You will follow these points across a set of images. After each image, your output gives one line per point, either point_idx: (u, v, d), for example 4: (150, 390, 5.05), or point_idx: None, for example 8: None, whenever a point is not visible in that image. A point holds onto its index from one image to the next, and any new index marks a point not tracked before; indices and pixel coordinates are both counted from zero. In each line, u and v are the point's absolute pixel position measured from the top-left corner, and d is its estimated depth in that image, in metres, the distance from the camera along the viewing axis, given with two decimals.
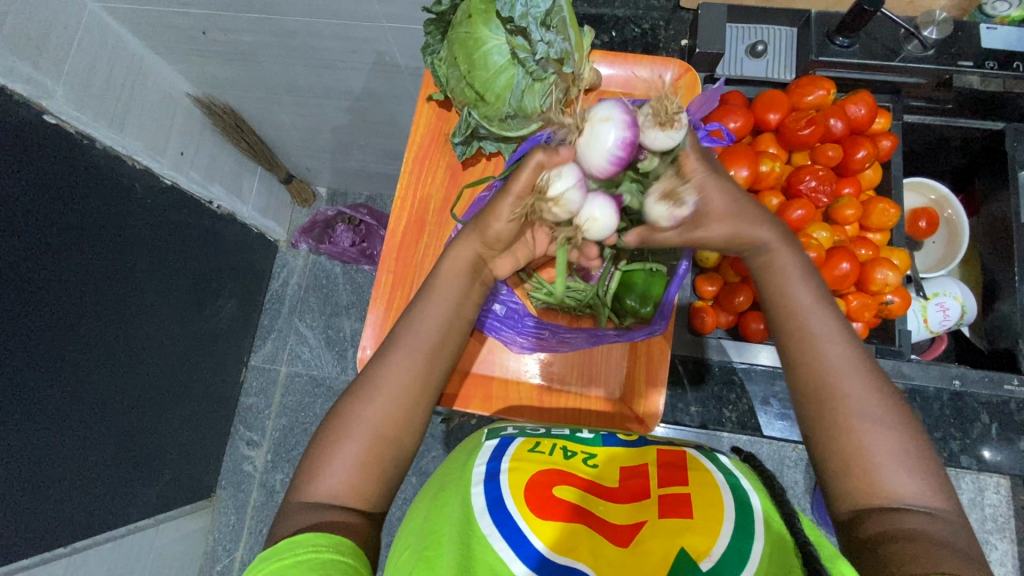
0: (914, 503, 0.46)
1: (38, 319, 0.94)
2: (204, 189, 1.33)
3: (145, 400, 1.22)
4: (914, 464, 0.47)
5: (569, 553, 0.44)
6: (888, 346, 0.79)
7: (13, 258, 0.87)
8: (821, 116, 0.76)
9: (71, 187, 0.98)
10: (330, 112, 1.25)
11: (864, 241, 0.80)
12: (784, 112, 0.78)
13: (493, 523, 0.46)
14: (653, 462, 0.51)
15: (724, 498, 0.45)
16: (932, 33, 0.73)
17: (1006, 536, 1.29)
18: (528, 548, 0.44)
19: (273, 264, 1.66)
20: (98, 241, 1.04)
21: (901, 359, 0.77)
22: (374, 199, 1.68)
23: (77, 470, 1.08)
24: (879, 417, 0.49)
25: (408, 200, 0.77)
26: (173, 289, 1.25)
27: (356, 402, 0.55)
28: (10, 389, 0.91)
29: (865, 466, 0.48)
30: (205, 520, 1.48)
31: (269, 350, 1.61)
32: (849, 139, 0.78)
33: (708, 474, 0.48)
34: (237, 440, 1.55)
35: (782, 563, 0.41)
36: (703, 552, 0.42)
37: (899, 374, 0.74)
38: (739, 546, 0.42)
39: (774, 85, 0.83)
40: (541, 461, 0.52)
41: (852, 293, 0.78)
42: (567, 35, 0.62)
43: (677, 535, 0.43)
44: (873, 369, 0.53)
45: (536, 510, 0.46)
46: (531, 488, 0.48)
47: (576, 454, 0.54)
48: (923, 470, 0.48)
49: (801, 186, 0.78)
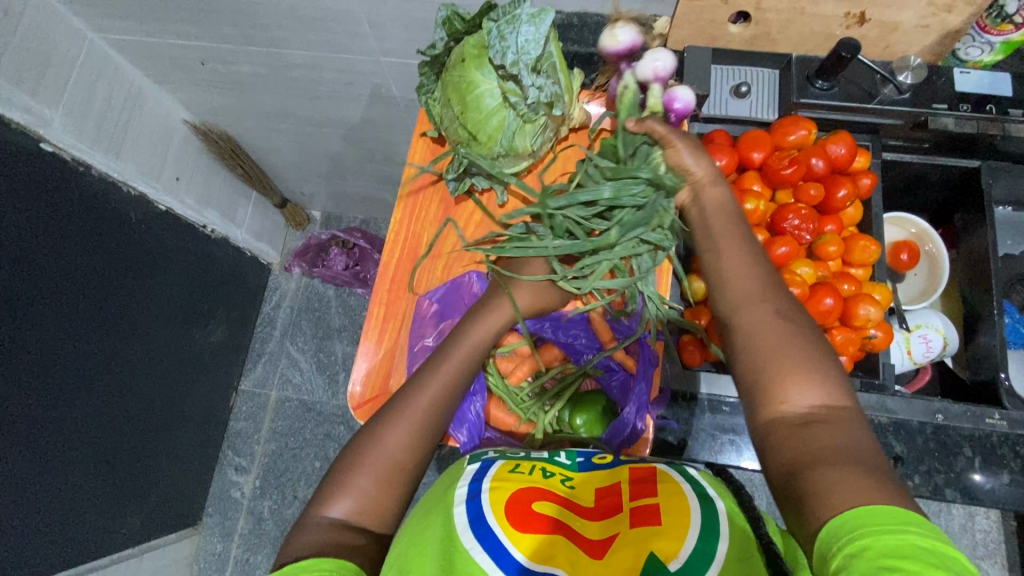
0: (814, 409, 0.46)
1: (24, 347, 0.93)
2: (198, 215, 1.33)
3: (134, 427, 1.21)
4: (822, 384, 0.47)
5: (547, 562, 0.44)
6: (872, 380, 0.80)
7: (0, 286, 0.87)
8: (802, 156, 0.79)
9: (64, 212, 0.98)
10: (325, 140, 1.27)
11: (846, 276, 0.81)
12: (768, 151, 0.80)
13: (474, 538, 0.46)
14: (625, 478, 0.52)
15: (690, 504, 0.46)
16: (907, 77, 0.77)
17: (997, 563, 1.34)
18: (508, 559, 0.45)
19: (266, 287, 1.66)
20: (92, 269, 1.04)
21: (885, 393, 0.78)
22: (368, 223, 1.69)
23: (62, 498, 1.06)
24: (810, 362, 0.48)
25: (396, 247, 0.78)
26: (164, 313, 1.25)
27: (372, 442, 0.58)
28: None
29: (773, 389, 0.48)
30: (190, 548, 1.45)
31: (260, 373, 1.60)
32: (831, 177, 0.80)
33: (676, 484, 0.49)
34: (224, 466, 1.53)
35: (748, 549, 0.43)
36: (670, 555, 0.43)
37: (883, 409, 0.76)
38: (704, 549, 0.43)
39: (758, 123, 0.85)
40: (521, 479, 0.52)
41: (836, 327, 0.79)
42: (557, 79, 0.66)
43: (648, 541, 0.44)
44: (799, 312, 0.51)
45: (515, 524, 0.47)
46: (512, 504, 0.49)
47: (555, 474, 0.54)
48: (828, 375, 0.47)
49: (784, 224, 0.80)
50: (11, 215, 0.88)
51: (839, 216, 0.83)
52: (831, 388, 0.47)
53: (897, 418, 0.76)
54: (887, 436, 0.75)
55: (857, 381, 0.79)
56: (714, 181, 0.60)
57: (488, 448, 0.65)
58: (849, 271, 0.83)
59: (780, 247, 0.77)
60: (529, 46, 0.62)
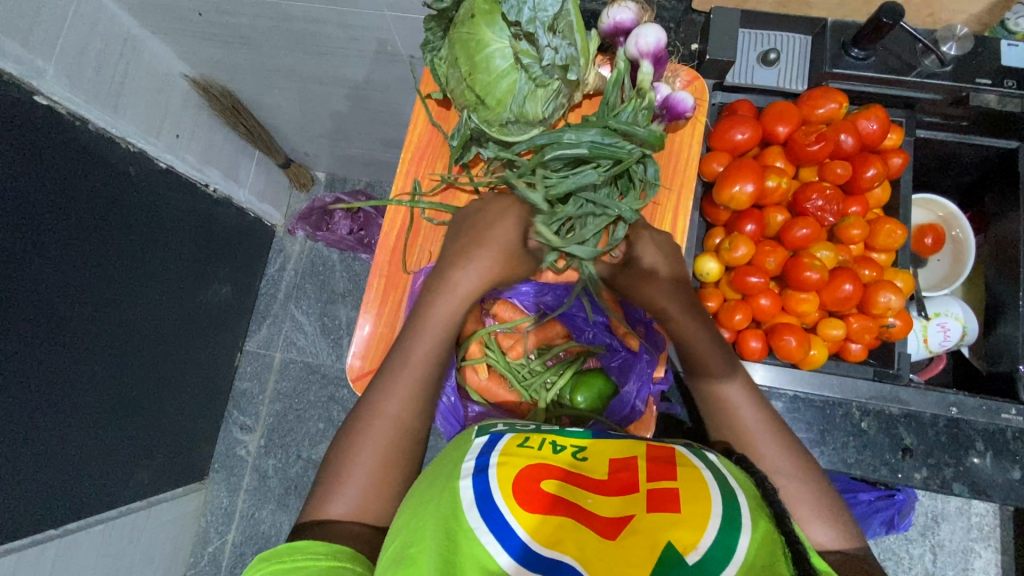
0: (833, 547, 0.52)
1: (31, 306, 0.92)
2: (200, 173, 1.30)
3: (141, 386, 1.21)
4: (827, 515, 0.54)
5: (555, 547, 0.43)
6: (886, 369, 0.79)
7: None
8: (831, 131, 0.74)
9: (65, 169, 0.96)
10: (329, 98, 1.23)
11: (867, 261, 0.78)
12: (794, 125, 0.76)
13: (480, 517, 0.45)
14: (643, 455, 0.51)
15: (712, 494, 0.44)
16: (950, 48, 0.73)
17: (990, 545, 1.35)
18: (512, 540, 0.44)
19: (270, 249, 1.65)
20: (95, 228, 1.02)
21: (899, 383, 0.77)
22: (373, 185, 1.66)
23: (72, 453, 1.07)
24: (809, 492, 0.55)
25: (392, 224, 0.76)
26: (167, 274, 1.23)
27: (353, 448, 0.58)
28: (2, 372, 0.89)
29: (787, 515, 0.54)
30: (198, 501, 1.49)
31: (265, 335, 1.61)
32: (860, 155, 0.76)
33: (695, 471, 0.48)
34: (230, 425, 1.56)
35: (768, 559, 0.40)
36: (689, 546, 0.41)
37: (895, 400, 0.76)
38: (725, 542, 0.41)
39: (786, 95, 0.81)
40: (529, 455, 0.51)
41: (853, 314, 0.77)
42: (573, 40, 0.61)
43: (665, 529, 0.42)
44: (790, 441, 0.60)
45: (522, 503, 0.45)
46: (519, 481, 0.47)
47: (566, 448, 0.52)
48: (836, 513, 0.55)
49: (807, 204, 0.76)
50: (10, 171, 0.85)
51: (865, 197, 0.78)
52: (834, 517, 0.54)
53: (908, 408, 0.75)
54: (897, 427, 0.75)
55: (870, 370, 0.78)
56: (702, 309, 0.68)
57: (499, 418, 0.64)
58: (871, 256, 0.79)
59: (800, 229, 0.74)
60: (546, 3, 0.60)
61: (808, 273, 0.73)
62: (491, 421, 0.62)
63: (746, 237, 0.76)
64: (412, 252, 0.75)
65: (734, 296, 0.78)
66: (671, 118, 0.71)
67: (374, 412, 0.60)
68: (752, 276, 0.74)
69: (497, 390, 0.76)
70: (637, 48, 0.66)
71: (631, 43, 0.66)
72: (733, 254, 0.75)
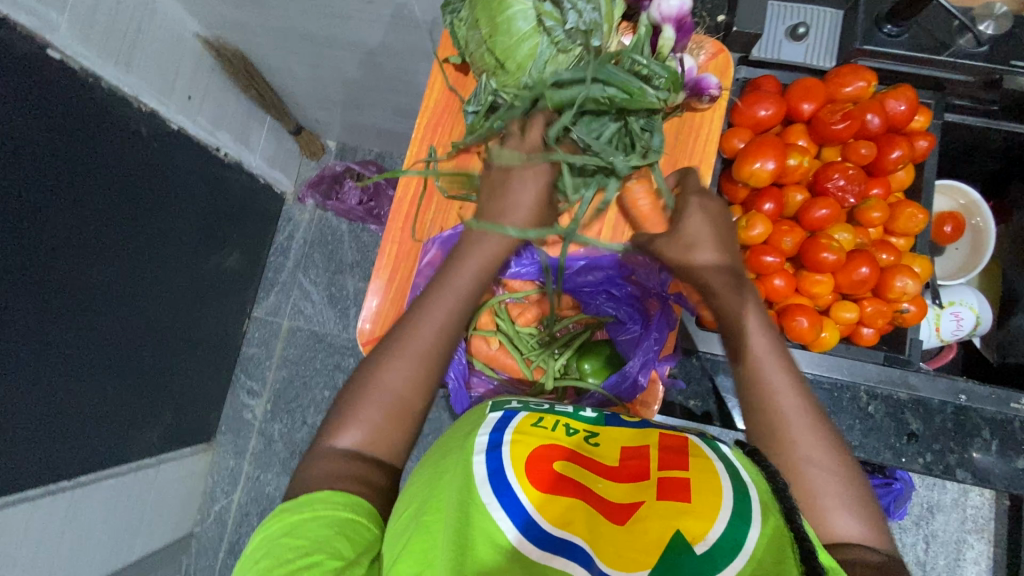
0: (862, 543, 0.50)
1: (47, 262, 0.92)
2: (211, 136, 1.29)
3: (153, 346, 1.23)
4: (857, 511, 0.52)
5: (565, 527, 0.44)
6: (897, 355, 0.79)
7: (14, 193, 0.84)
8: (857, 111, 0.74)
9: (80, 125, 0.95)
10: (342, 64, 1.20)
11: (886, 245, 0.77)
12: (819, 103, 0.75)
13: (492, 493, 0.46)
14: (654, 444, 0.51)
15: (724, 486, 0.45)
16: (988, 26, 0.71)
17: (983, 537, 1.36)
18: (525, 519, 0.44)
19: (279, 217, 1.65)
20: (108, 187, 1.01)
21: (908, 369, 0.77)
22: (384, 157, 1.65)
23: (87, 408, 1.09)
24: (842, 485, 0.52)
25: (404, 190, 0.75)
26: (177, 237, 1.22)
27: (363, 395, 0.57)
28: (19, 326, 0.90)
29: (811, 505, 0.52)
30: (205, 461, 1.52)
31: (273, 302, 1.62)
32: (886, 137, 0.75)
33: (709, 461, 0.48)
34: (237, 389, 1.58)
35: (779, 554, 0.40)
36: (699, 536, 0.41)
37: (903, 385, 0.77)
38: (734, 534, 0.41)
39: (812, 72, 0.81)
40: (542, 436, 0.51)
41: (867, 298, 0.77)
42: (598, 4, 0.61)
43: (674, 519, 0.43)
44: (828, 430, 0.56)
45: (535, 484, 0.46)
46: (532, 460, 0.48)
47: (579, 432, 0.53)
48: (866, 506, 0.52)
49: (829, 184, 0.75)
50: (25, 125, 0.84)
51: (887, 179, 0.78)
52: (864, 514, 0.52)
53: (917, 394, 0.77)
54: (905, 412, 0.77)
55: (881, 355, 0.79)
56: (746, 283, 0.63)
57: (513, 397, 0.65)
58: (890, 240, 0.79)
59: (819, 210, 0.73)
60: None
61: (825, 254, 0.72)
62: (505, 399, 0.63)
63: (763, 216, 0.76)
64: (423, 223, 0.75)
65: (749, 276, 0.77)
66: (694, 92, 0.70)
67: (374, 361, 0.59)
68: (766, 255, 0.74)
69: (505, 361, 0.76)
70: (660, 15, 0.64)
71: (653, 10, 0.64)
72: (750, 232, 0.74)
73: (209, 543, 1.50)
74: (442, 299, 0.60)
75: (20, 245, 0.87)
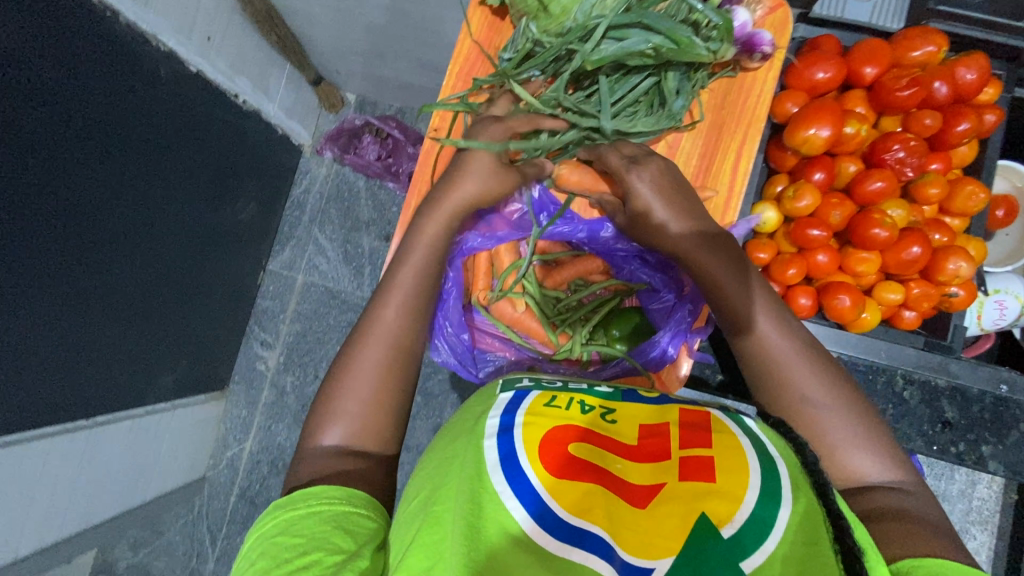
0: (879, 475, 0.54)
1: (70, 207, 0.88)
2: (229, 81, 1.23)
3: (170, 293, 1.21)
4: (869, 445, 0.55)
5: (583, 515, 0.42)
6: (940, 341, 0.89)
7: (51, 133, 0.81)
8: (926, 77, 0.81)
9: (106, 63, 0.89)
10: (367, 11, 1.15)
11: (938, 224, 0.86)
12: (885, 68, 0.83)
13: (504, 480, 0.45)
14: (675, 421, 0.49)
15: (749, 464, 0.43)
16: None
17: (986, 529, 1.36)
18: (541, 509, 0.43)
19: (296, 169, 1.62)
20: (134, 129, 0.97)
21: (950, 355, 0.87)
22: (404, 112, 1.61)
23: (105, 353, 1.08)
24: (851, 425, 0.56)
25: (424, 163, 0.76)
26: (194, 185, 1.19)
27: (335, 396, 0.61)
28: (46, 271, 0.88)
29: (829, 452, 0.56)
30: (218, 408, 1.55)
31: (289, 256, 1.61)
32: (952, 109, 0.83)
33: (733, 438, 0.46)
34: (251, 340, 1.59)
35: (813, 533, 0.39)
36: (725, 519, 0.40)
37: (947, 373, 0.86)
38: (762, 514, 0.40)
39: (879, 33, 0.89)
40: (556, 416, 0.49)
41: (915, 281, 0.85)
42: None
43: (699, 501, 0.41)
44: (830, 372, 0.60)
45: (551, 469, 0.44)
46: (546, 442, 0.46)
47: (593, 409, 0.51)
48: (877, 439, 0.56)
49: (888, 155, 0.83)
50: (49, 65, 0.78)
51: (948, 154, 0.86)
52: (876, 447, 0.55)
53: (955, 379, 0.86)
54: (941, 399, 0.88)
55: (922, 340, 0.88)
56: (718, 244, 0.65)
57: (524, 374, 0.63)
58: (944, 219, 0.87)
59: (876, 180, 0.81)
60: None
61: (876, 229, 0.80)
62: (515, 377, 0.62)
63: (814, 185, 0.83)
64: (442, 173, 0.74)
65: (789, 248, 0.86)
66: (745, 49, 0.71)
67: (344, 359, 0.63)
68: (818, 225, 0.82)
69: (530, 324, 0.76)
70: None
71: None
72: (798, 204, 0.83)
73: (221, 487, 1.54)
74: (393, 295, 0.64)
75: (46, 190, 0.83)
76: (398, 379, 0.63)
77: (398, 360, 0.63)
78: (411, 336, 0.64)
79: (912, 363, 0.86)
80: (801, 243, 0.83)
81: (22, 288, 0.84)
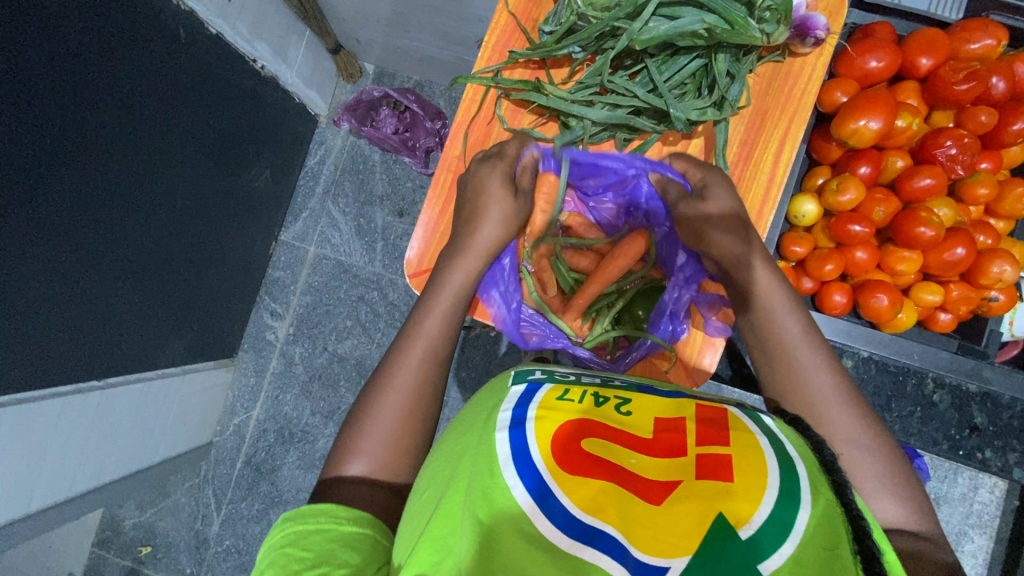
0: (900, 523, 0.54)
1: (84, 167, 0.86)
2: (249, 45, 1.20)
3: (182, 259, 1.21)
4: (894, 490, 0.55)
5: (596, 514, 0.41)
6: (975, 345, 0.93)
7: (61, 87, 0.78)
8: (985, 70, 0.84)
9: (129, 20, 0.86)
10: None
11: (984, 227, 0.89)
12: (941, 59, 0.84)
13: (516, 475, 0.44)
14: (691, 417, 0.48)
15: (769, 464, 0.41)
16: None
17: (985, 533, 1.36)
18: (555, 505, 0.42)
19: (311, 139, 1.60)
20: (150, 90, 0.94)
21: (984, 359, 0.92)
22: (423, 85, 1.58)
23: (115, 315, 1.07)
24: (876, 464, 0.56)
25: (445, 164, 0.80)
26: (208, 150, 1.16)
27: (359, 433, 0.63)
28: (59, 231, 0.87)
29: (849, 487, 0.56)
30: (227, 376, 1.56)
31: (301, 228, 1.60)
32: (1007, 108, 0.85)
33: (751, 435, 0.45)
34: (261, 310, 1.59)
35: (833, 535, 0.38)
36: (742, 519, 0.39)
37: (978, 376, 0.91)
38: (780, 516, 0.38)
39: (937, 23, 0.90)
40: (571, 410, 0.48)
41: (955, 283, 0.89)
42: None
43: (716, 501, 0.40)
44: (862, 410, 0.60)
45: (564, 466, 0.43)
46: (560, 437, 0.45)
47: (609, 400, 0.51)
48: (905, 488, 0.56)
49: (940, 151, 0.85)
50: (72, 21, 0.76)
51: (999, 153, 0.88)
52: (901, 495, 0.55)
53: (987, 384, 0.91)
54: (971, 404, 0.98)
55: (955, 345, 0.94)
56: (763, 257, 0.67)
57: (539, 365, 0.63)
58: (991, 219, 0.91)
59: (925, 178, 0.84)
60: None
61: (922, 228, 0.82)
62: (528, 368, 0.61)
63: (860, 178, 0.85)
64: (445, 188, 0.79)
65: (827, 244, 0.90)
66: (798, 32, 0.71)
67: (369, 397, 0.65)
68: (862, 224, 0.84)
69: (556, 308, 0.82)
70: None
71: None
72: (842, 198, 0.84)
73: (227, 453, 1.56)
74: (411, 345, 0.67)
75: (60, 149, 0.81)
76: (419, 409, 0.65)
77: (419, 395, 0.65)
78: (432, 374, 0.66)
79: (944, 366, 0.91)
80: (842, 238, 0.86)
81: (33, 245, 0.83)
